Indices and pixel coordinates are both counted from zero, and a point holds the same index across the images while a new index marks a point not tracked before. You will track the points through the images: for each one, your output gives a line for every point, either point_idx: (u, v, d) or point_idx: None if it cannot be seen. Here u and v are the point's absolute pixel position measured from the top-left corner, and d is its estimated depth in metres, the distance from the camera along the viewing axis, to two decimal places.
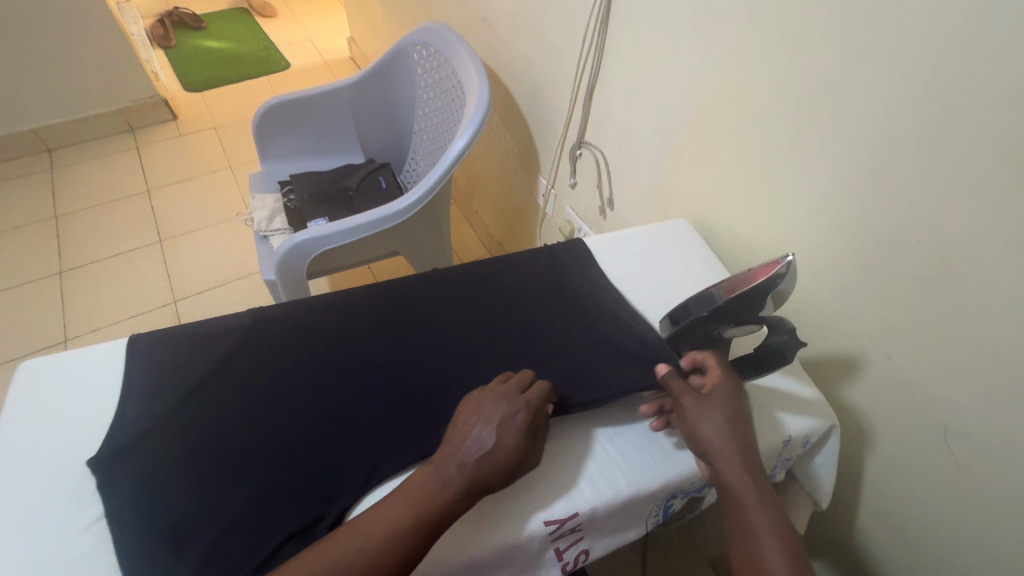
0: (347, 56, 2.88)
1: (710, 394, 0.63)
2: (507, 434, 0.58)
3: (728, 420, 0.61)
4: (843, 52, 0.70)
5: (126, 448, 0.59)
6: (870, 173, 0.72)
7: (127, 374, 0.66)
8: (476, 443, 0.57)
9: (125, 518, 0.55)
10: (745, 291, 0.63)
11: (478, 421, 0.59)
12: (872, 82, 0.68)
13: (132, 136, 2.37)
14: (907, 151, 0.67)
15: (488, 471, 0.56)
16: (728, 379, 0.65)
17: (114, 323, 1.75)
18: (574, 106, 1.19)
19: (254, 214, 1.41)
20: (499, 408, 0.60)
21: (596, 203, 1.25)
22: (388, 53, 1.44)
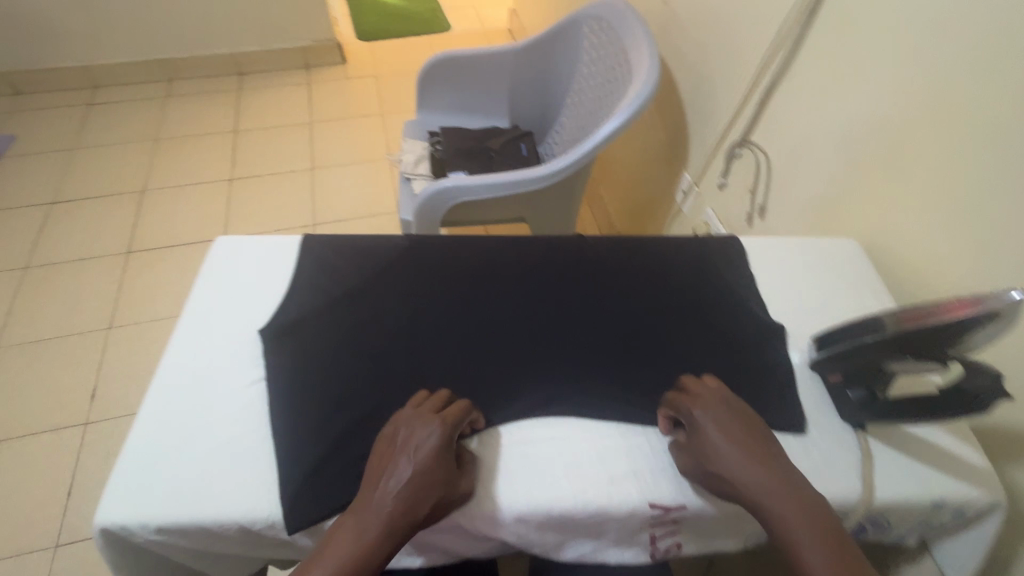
0: (506, 27, 2.95)
1: (719, 445, 0.55)
2: (429, 444, 0.54)
3: (748, 465, 0.54)
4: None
5: (290, 328, 0.67)
6: None
7: (296, 266, 0.74)
8: (402, 459, 0.54)
9: (282, 386, 0.63)
10: (932, 324, 0.54)
11: (400, 441, 0.55)
12: None
13: (307, 72, 2.62)
14: None
15: (422, 487, 0.52)
16: (724, 413, 0.57)
17: (264, 231, 1.99)
18: (745, 102, 1.12)
19: (403, 157, 1.51)
20: (410, 424, 0.56)
21: (743, 209, 1.17)
22: (560, 22, 1.44)
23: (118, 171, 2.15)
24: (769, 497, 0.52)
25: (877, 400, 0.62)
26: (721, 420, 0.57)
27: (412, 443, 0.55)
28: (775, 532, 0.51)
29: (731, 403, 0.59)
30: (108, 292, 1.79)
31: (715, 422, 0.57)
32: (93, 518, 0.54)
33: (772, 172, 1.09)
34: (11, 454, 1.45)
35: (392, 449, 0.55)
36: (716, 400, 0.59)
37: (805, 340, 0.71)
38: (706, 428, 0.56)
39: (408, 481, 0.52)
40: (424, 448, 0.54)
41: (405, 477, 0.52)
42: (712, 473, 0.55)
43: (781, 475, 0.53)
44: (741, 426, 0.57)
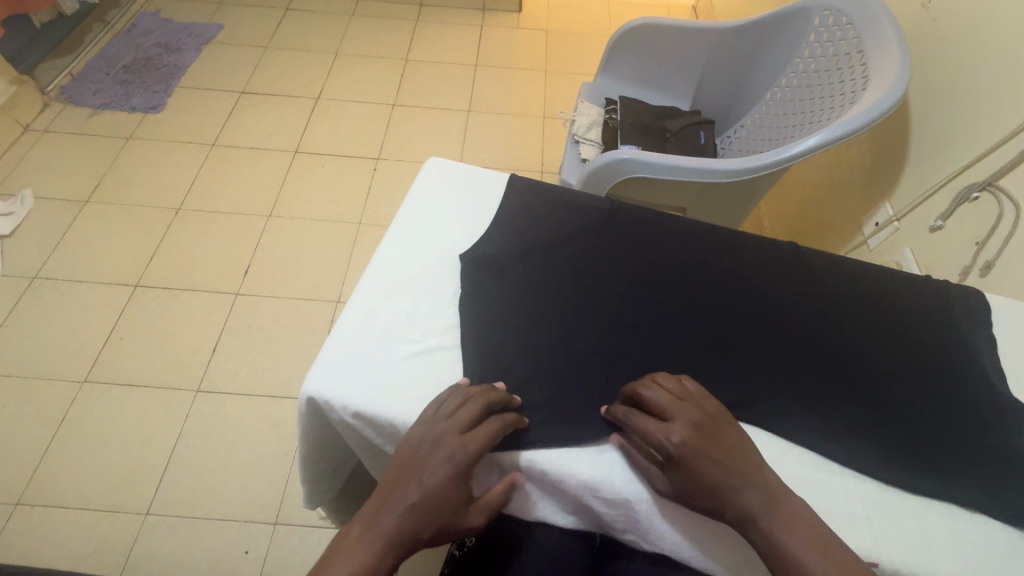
0: (692, 4, 2.77)
1: (698, 478, 0.52)
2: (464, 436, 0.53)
3: (738, 484, 0.51)
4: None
5: (490, 262, 0.69)
6: None
7: (501, 205, 0.75)
8: (422, 477, 0.51)
9: (478, 315, 0.64)
10: None
11: (414, 457, 0.52)
12: None
13: (482, 14, 2.64)
14: None
15: (426, 518, 0.49)
16: (698, 437, 0.53)
17: (414, 161, 2.06)
18: (1006, 139, 0.95)
19: (577, 118, 1.47)
20: (429, 435, 0.53)
21: (958, 260, 1.02)
22: (786, 8, 1.31)
23: (300, 77, 2.31)
24: (766, 520, 0.50)
25: None
26: (705, 449, 0.53)
27: (430, 462, 0.51)
28: (769, 552, 0.49)
29: (709, 420, 0.55)
30: (273, 185, 1.96)
31: (695, 457, 0.52)
32: (301, 387, 0.58)
33: (1017, 228, 0.92)
34: (177, 304, 1.66)
35: (403, 464, 0.52)
36: (688, 413, 0.55)
37: None
38: (687, 464, 0.52)
39: (413, 508, 0.49)
40: (441, 471, 0.51)
41: (416, 503, 0.50)
42: (699, 503, 0.52)
43: (772, 495, 0.52)
44: (718, 447, 0.53)
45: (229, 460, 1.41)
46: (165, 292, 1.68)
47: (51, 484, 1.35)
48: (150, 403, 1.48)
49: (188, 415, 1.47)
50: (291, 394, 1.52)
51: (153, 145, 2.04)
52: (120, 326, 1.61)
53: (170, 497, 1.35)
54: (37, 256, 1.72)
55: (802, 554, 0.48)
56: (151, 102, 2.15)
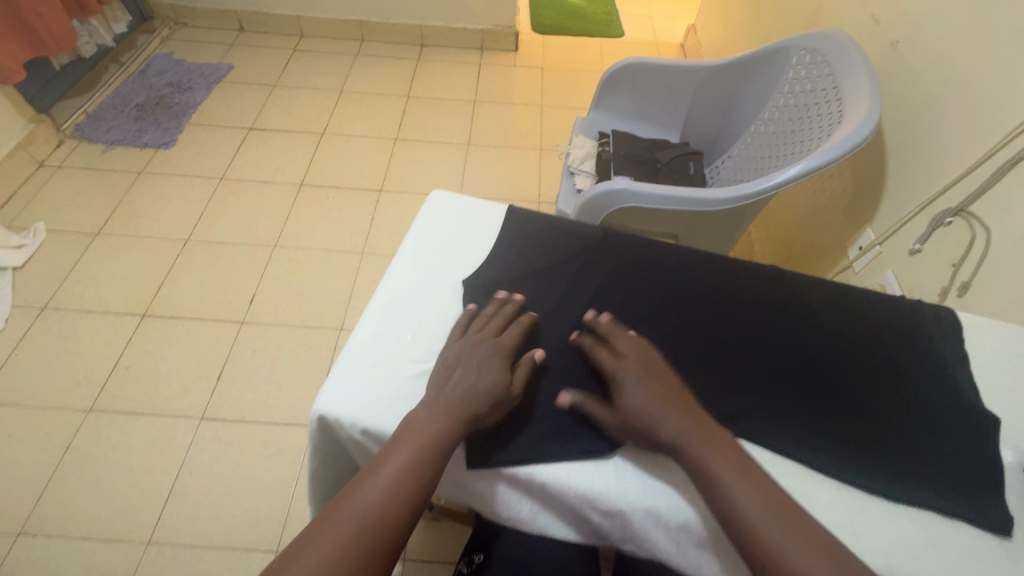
0: (679, 43, 2.90)
1: (639, 401, 0.60)
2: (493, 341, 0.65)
3: (666, 409, 0.59)
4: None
5: (490, 285, 0.73)
6: None
7: (500, 235, 0.80)
8: (462, 383, 0.60)
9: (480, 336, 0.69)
10: None
11: (449, 370, 0.62)
12: None
13: (480, 54, 2.77)
14: None
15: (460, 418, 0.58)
16: (643, 370, 0.63)
17: (415, 193, 2.13)
18: (975, 168, 1.01)
19: (572, 151, 1.54)
20: (462, 351, 0.63)
21: (937, 282, 1.07)
22: (766, 47, 1.40)
23: (306, 113, 2.41)
24: (700, 449, 0.57)
25: None
26: (645, 380, 0.62)
27: (467, 372, 0.61)
28: (707, 482, 0.55)
29: (654, 356, 0.65)
30: (279, 216, 2.02)
31: (638, 382, 0.61)
32: (313, 406, 0.62)
33: (989, 251, 0.97)
34: (183, 332, 1.70)
35: (441, 377, 0.62)
36: (636, 353, 0.65)
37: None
38: (628, 388, 0.61)
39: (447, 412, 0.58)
40: (478, 377, 0.61)
41: (458, 404, 0.59)
42: (639, 427, 0.59)
43: (703, 423, 0.59)
44: (660, 380, 0.62)
45: (232, 487, 1.42)
46: (172, 320, 1.72)
47: (54, 513, 1.36)
48: (154, 431, 1.50)
49: (192, 443, 1.49)
50: (293, 422, 1.54)
51: (163, 179, 2.11)
52: (127, 355, 1.64)
53: (173, 525, 1.35)
54: (48, 287, 1.77)
55: (740, 491, 0.54)
56: (162, 138, 2.24)
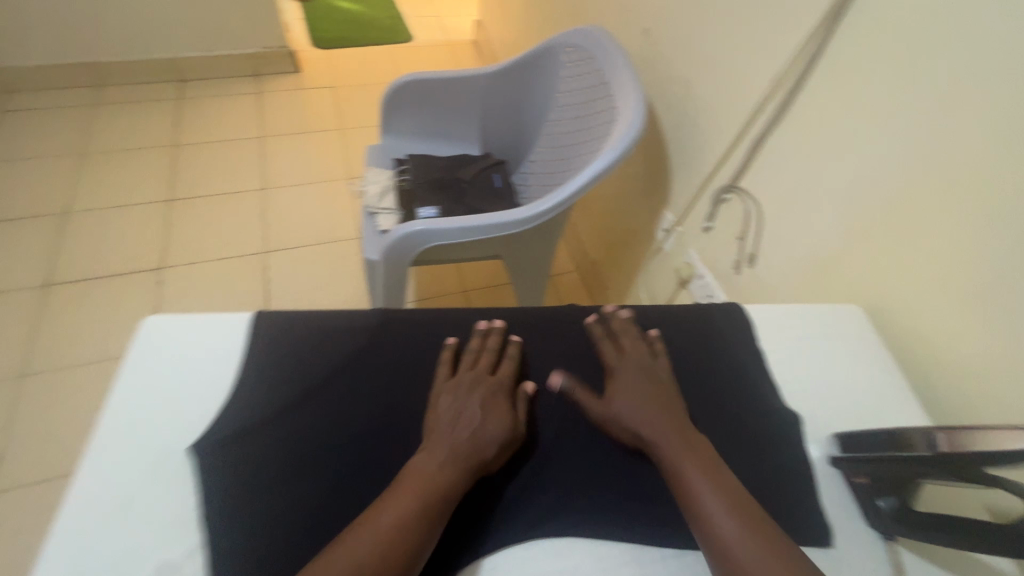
0: (471, 40, 2.85)
1: (627, 400, 0.65)
2: (486, 387, 0.65)
3: (650, 408, 0.64)
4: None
5: (238, 436, 0.59)
6: None
7: (247, 368, 0.64)
8: (456, 424, 0.61)
9: (228, 513, 0.54)
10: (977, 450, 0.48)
11: (445, 410, 0.62)
12: None
13: (256, 81, 2.43)
14: None
15: (463, 464, 0.58)
16: (639, 373, 0.68)
17: (208, 260, 1.80)
18: (733, 145, 1.07)
19: (367, 188, 1.37)
20: (459, 399, 0.64)
21: (730, 255, 1.13)
22: (534, 48, 1.37)
23: (35, 190, 1.90)
24: (674, 449, 0.60)
25: (910, 511, 0.56)
26: (639, 381, 0.67)
27: (463, 412, 0.62)
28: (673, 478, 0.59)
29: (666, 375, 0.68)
30: (20, 334, 1.56)
31: (630, 381, 0.67)
32: None
33: (761, 221, 1.04)
34: None
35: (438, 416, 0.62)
36: (636, 355, 0.70)
37: (822, 433, 0.66)
38: (620, 389, 0.67)
39: (452, 459, 0.58)
40: (477, 416, 0.62)
41: (457, 444, 0.59)
42: (623, 420, 0.64)
43: (686, 430, 0.63)
44: (656, 387, 0.67)
45: None
46: None
47: None
48: None
49: None
50: None
51: None
52: None
53: None
54: None
55: (706, 496, 0.56)
56: None
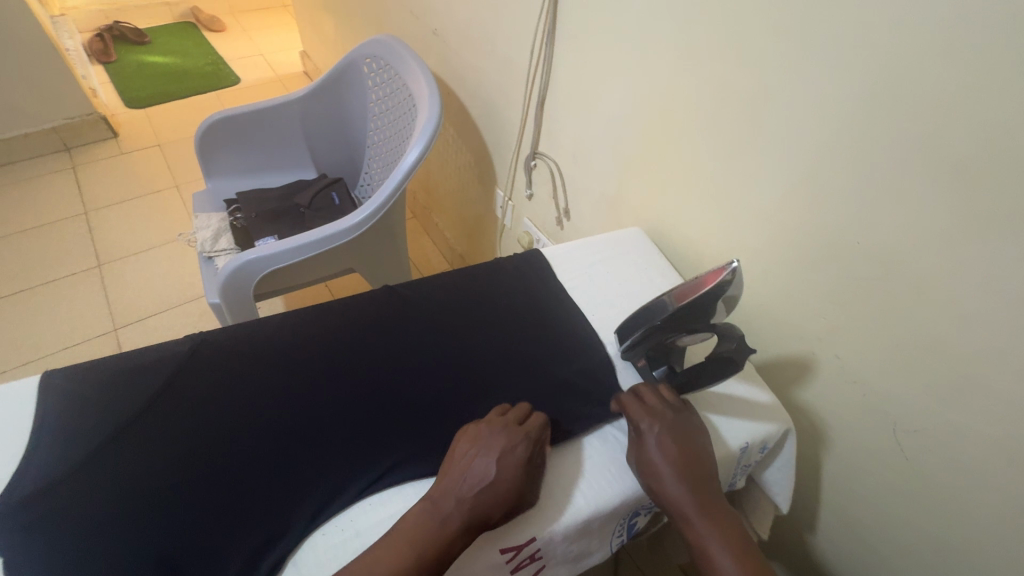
0: (301, 70, 2.83)
1: (661, 454, 0.60)
2: (505, 447, 0.60)
3: (680, 468, 0.59)
4: (779, 48, 0.68)
5: (45, 489, 0.59)
6: (800, 183, 0.72)
7: (41, 430, 0.63)
8: (461, 482, 0.58)
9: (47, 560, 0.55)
10: (692, 297, 0.58)
11: (461, 456, 0.60)
12: (795, 88, 0.68)
13: (68, 155, 2.23)
14: (831, 156, 0.67)
15: (464, 524, 0.55)
16: (672, 427, 0.61)
17: (47, 355, 1.63)
18: (526, 117, 1.18)
19: (197, 234, 1.33)
20: (472, 453, 0.60)
21: (552, 214, 1.24)
22: (337, 66, 1.41)
23: None
24: (692, 508, 0.58)
25: (678, 373, 0.67)
26: (664, 434, 0.61)
27: (474, 464, 0.59)
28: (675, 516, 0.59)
29: (651, 401, 0.64)
30: None
31: (658, 436, 0.61)
32: None
33: (563, 177, 1.16)
34: None
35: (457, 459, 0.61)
36: (668, 413, 0.63)
37: (611, 336, 0.77)
38: (649, 438, 0.61)
39: (457, 519, 0.55)
40: (485, 476, 0.57)
41: (463, 500, 0.57)
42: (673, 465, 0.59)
43: (709, 493, 0.59)
44: (686, 448, 0.60)
45: None
46: None
47: None
48: None
49: None
50: None
51: None
52: None
53: None
54: None
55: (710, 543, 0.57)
56: None
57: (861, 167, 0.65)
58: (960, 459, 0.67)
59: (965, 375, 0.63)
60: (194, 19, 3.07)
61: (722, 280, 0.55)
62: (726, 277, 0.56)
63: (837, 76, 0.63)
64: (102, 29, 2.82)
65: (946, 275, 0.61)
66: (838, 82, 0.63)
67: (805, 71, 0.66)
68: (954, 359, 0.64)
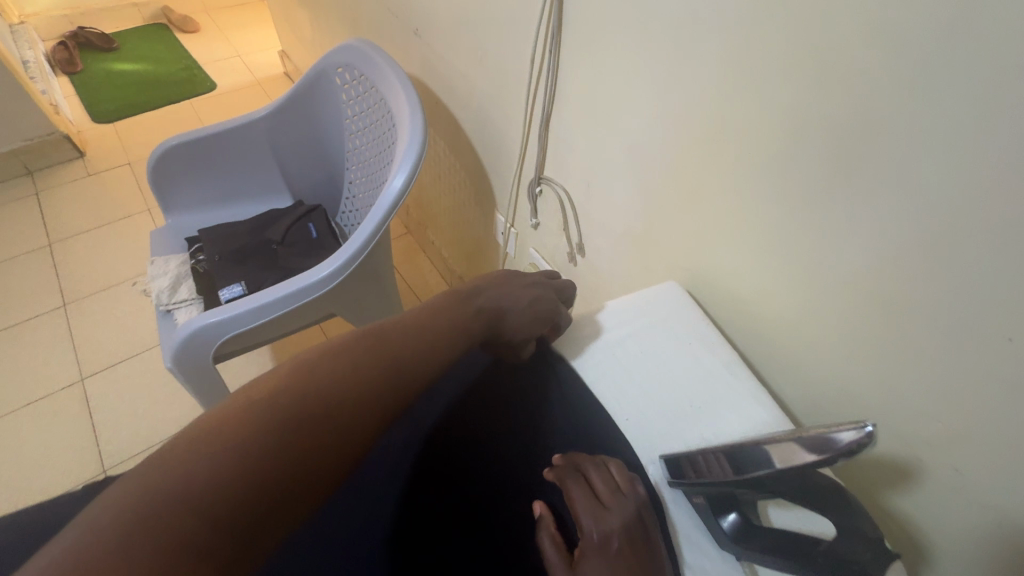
0: (281, 72, 2.62)
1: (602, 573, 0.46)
2: (542, 292, 0.71)
3: None
4: (881, 60, 0.47)
5: None
6: (908, 245, 0.52)
7: None
8: (503, 295, 0.70)
9: None
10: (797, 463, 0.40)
11: (510, 284, 0.72)
12: (902, 117, 0.48)
13: (31, 179, 2.06)
14: (958, 212, 0.47)
15: (482, 319, 0.66)
16: (622, 531, 0.49)
17: (7, 413, 1.47)
18: (528, 134, 0.99)
19: (152, 284, 1.15)
20: (518, 283, 0.72)
21: (563, 248, 1.05)
22: (306, 77, 1.22)
23: None
24: None
25: (753, 524, 0.50)
26: (612, 550, 0.48)
27: (512, 293, 0.70)
28: None
29: (601, 491, 0.52)
30: None
31: (601, 556, 0.47)
32: None
33: (575, 207, 0.96)
34: None
35: (496, 283, 0.72)
36: (620, 510, 0.50)
37: (653, 453, 0.60)
38: (590, 554, 0.48)
39: (481, 313, 0.67)
40: (523, 299, 0.69)
41: (488, 313, 0.67)
42: None
43: None
44: (638, 561, 0.47)
45: None
46: None
47: None
48: None
49: None
50: None
51: None
52: None
53: None
54: None
55: None
56: None
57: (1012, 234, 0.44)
58: None
59: None
60: (166, 20, 2.86)
61: (835, 451, 0.37)
62: (844, 440, 0.37)
63: (979, 104, 0.43)
64: (68, 36, 2.63)
65: None
66: (978, 112, 0.43)
67: (921, 93, 0.46)
68: None
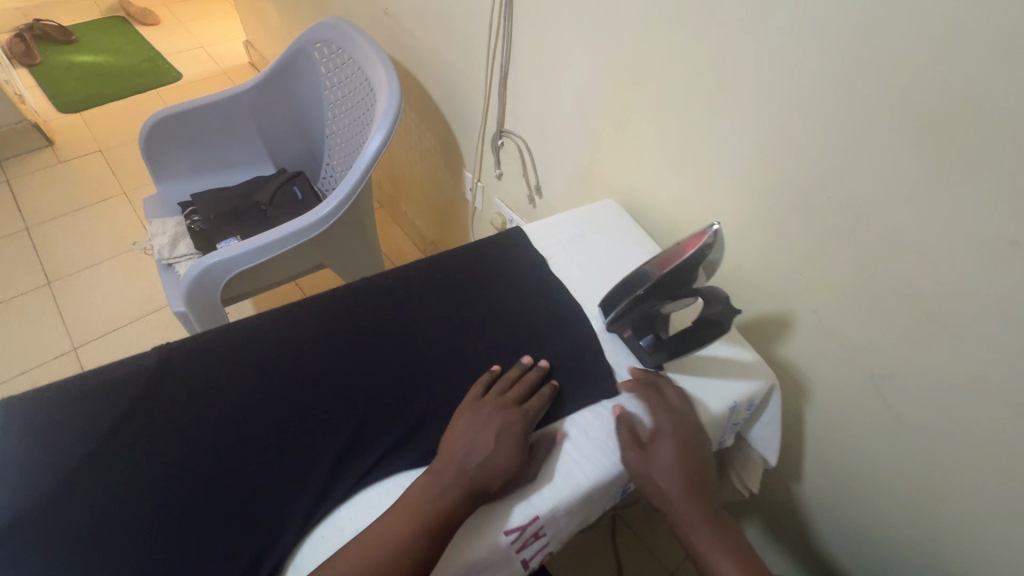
0: (246, 62, 2.70)
1: (670, 462, 0.63)
2: (515, 432, 0.63)
3: (687, 477, 0.63)
4: (745, 9, 0.67)
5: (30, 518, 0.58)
6: (770, 144, 0.72)
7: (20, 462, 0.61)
8: (469, 448, 0.61)
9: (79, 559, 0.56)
10: (677, 262, 0.61)
11: (471, 430, 0.63)
12: (756, 51, 0.68)
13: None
14: (797, 114, 0.68)
15: (462, 484, 0.59)
16: (682, 432, 0.65)
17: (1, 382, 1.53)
18: (489, 95, 1.16)
19: (153, 241, 1.26)
20: (483, 432, 0.63)
21: (524, 192, 1.22)
22: (287, 52, 1.34)
23: None
24: (689, 508, 0.63)
25: (662, 339, 0.71)
26: (676, 445, 0.64)
27: (480, 440, 0.62)
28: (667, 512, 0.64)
29: (671, 399, 0.68)
30: None
31: (670, 445, 0.64)
32: None
33: (532, 154, 1.14)
34: None
35: (460, 434, 0.63)
36: (683, 419, 0.66)
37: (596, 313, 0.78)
38: (662, 444, 0.64)
39: (456, 481, 0.59)
40: (490, 445, 0.61)
41: (460, 472, 0.59)
42: (683, 472, 0.63)
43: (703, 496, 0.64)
44: (692, 451, 0.65)
45: None
46: None
47: None
48: None
49: None
50: None
51: None
52: None
53: None
54: None
55: (704, 544, 0.62)
56: None
57: (831, 129, 0.65)
58: (934, 395, 0.71)
59: (931, 313, 0.66)
60: (124, 13, 2.88)
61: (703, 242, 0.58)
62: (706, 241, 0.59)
63: (803, 36, 0.63)
64: (24, 28, 2.62)
65: (909, 222, 0.63)
66: (798, 40, 0.63)
67: (765, 27, 0.66)
68: (921, 302, 0.66)
